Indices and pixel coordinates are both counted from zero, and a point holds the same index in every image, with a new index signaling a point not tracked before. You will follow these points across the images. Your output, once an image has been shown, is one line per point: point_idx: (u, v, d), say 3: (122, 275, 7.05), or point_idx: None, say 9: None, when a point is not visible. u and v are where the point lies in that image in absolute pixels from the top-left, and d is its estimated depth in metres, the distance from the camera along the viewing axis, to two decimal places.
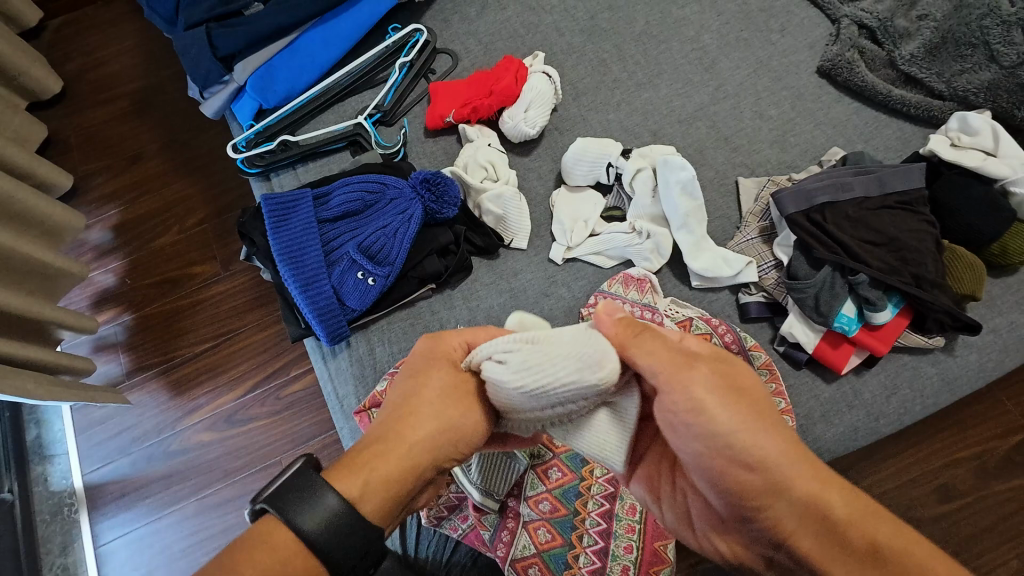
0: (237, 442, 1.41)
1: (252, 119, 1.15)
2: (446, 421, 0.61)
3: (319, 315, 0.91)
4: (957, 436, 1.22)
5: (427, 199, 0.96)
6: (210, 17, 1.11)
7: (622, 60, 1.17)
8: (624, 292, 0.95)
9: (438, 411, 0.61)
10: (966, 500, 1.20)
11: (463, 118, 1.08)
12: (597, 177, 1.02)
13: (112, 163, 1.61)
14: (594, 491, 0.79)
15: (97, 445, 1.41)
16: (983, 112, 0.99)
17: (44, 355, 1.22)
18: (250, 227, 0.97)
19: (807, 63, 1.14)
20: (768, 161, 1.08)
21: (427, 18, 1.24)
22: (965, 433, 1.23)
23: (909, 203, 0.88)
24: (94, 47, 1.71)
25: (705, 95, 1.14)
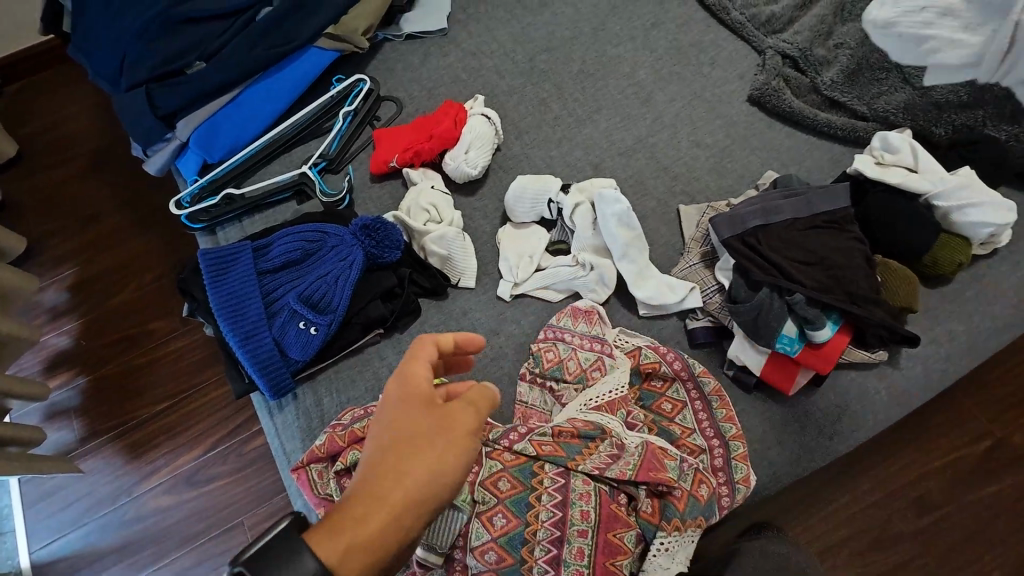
0: (196, 504, 1.35)
1: (197, 174, 1.15)
2: (439, 458, 0.56)
3: (261, 369, 0.89)
4: (927, 446, 1.22)
5: (367, 245, 0.96)
6: (152, 77, 1.12)
7: (562, 98, 1.21)
8: (572, 326, 0.95)
9: (431, 446, 0.57)
10: (945, 511, 1.18)
11: (406, 163, 1.10)
12: (540, 214, 1.03)
13: (67, 223, 1.59)
14: (541, 537, 0.70)
15: (47, 519, 1.34)
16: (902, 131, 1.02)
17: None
18: (191, 283, 0.96)
19: (738, 93, 1.19)
20: (707, 188, 1.10)
21: (371, 69, 1.27)
22: (935, 443, 1.22)
23: (838, 222, 0.89)
24: (47, 110, 1.71)
25: (643, 127, 1.17)
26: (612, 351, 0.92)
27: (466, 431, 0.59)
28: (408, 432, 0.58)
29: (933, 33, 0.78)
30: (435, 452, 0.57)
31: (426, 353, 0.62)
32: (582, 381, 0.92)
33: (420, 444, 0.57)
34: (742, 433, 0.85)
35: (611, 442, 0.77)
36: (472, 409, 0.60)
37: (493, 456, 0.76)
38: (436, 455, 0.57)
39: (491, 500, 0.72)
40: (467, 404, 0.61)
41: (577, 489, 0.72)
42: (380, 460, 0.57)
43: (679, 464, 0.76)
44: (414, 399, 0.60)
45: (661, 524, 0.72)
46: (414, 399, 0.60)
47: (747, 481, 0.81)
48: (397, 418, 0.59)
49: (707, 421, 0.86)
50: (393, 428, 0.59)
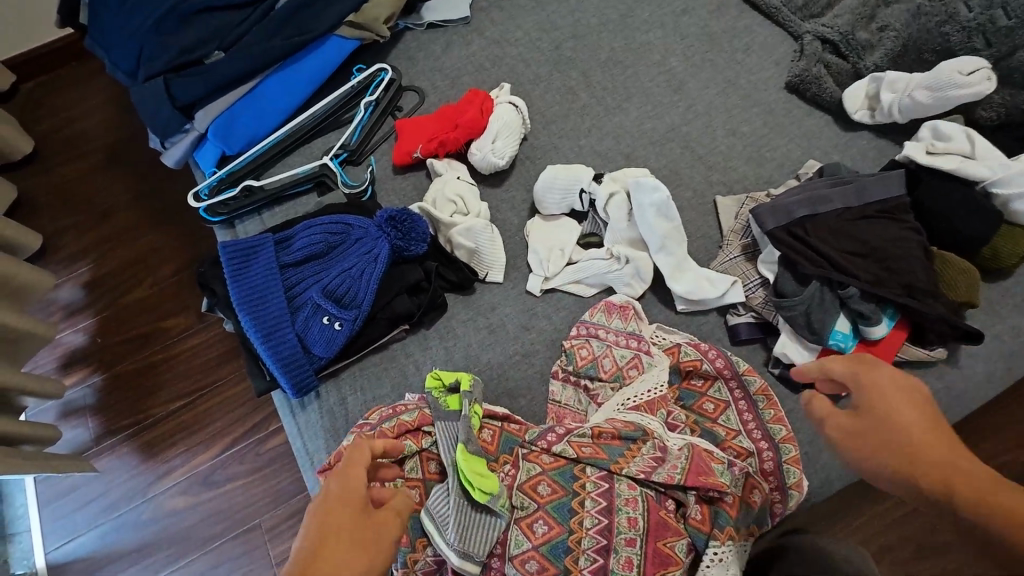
0: (213, 505, 1.32)
1: (215, 166, 1.12)
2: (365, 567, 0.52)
3: (283, 366, 0.86)
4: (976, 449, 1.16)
5: (392, 237, 0.92)
6: (169, 68, 1.09)
7: (590, 87, 1.17)
8: (606, 322, 0.91)
9: (356, 556, 0.52)
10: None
11: (430, 153, 1.06)
12: (571, 205, 0.99)
13: (83, 220, 1.57)
14: (586, 547, 0.65)
15: (64, 518, 1.32)
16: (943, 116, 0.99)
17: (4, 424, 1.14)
18: (210, 276, 0.92)
19: (774, 80, 1.13)
20: (745, 178, 1.06)
21: (393, 58, 1.23)
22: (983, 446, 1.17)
23: (891, 211, 0.84)
24: (63, 106, 1.69)
25: (675, 116, 1.13)
26: (650, 348, 0.88)
27: (390, 541, 0.55)
28: (336, 537, 0.53)
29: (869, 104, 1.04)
30: (359, 561, 0.52)
31: (363, 458, 0.60)
32: (619, 380, 0.88)
33: (347, 554, 0.52)
34: (792, 435, 0.80)
35: (653, 444, 0.73)
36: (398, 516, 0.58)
37: (531, 459, 0.72)
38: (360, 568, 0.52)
39: (532, 505, 0.68)
40: (394, 511, 0.58)
41: (623, 494, 0.68)
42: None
43: (728, 468, 0.72)
44: (349, 502, 0.56)
45: (713, 532, 0.67)
46: (349, 501, 0.56)
47: (800, 487, 0.77)
48: (323, 523, 0.54)
49: (753, 422, 0.81)
50: (320, 532, 0.53)
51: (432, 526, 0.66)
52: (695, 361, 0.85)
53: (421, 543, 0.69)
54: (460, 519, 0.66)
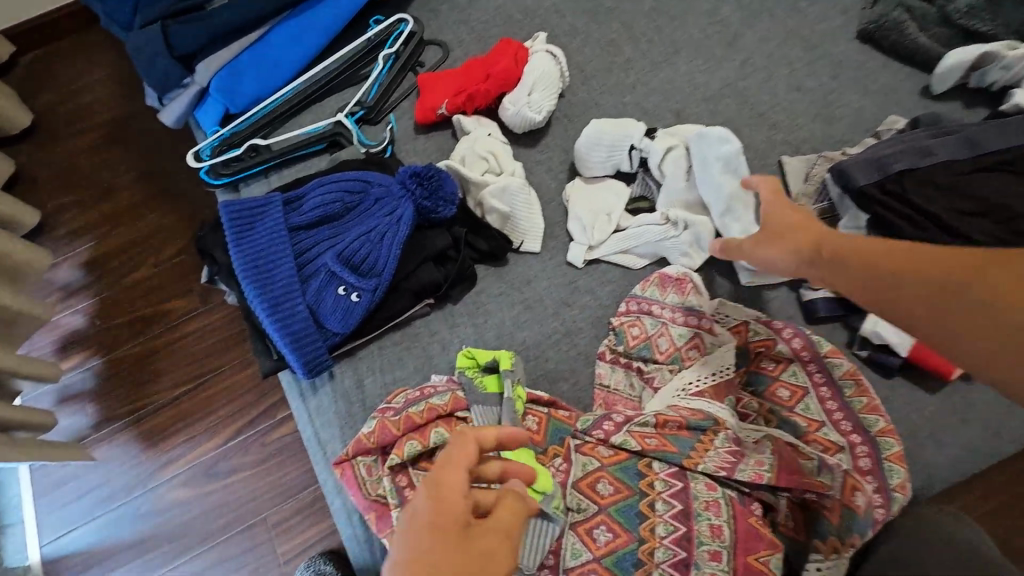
0: (217, 498, 1.22)
1: (218, 125, 1.01)
2: None
3: (294, 342, 0.75)
4: None
5: (418, 196, 0.80)
6: (167, 14, 0.99)
7: (633, 38, 1.04)
8: (660, 296, 0.79)
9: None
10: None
11: (457, 109, 0.94)
12: (617, 164, 0.87)
13: (82, 196, 1.47)
14: (660, 560, 0.54)
15: (58, 511, 1.22)
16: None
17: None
18: (211, 241, 0.82)
19: (845, 29, 1.00)
20: (814, 138, 0.93)
21: (413, 9, 1.11)
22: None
23: (1010, 163, 0.71)
24: (57, 75, 1.59)
25: (731, 70, 1.00)
26: (713, 326, 0.76)
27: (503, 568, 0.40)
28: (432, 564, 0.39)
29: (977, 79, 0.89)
30: None
31: (465, 460, 0.45)
32: (677, 362, 0.75)
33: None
34: (892, 426, 0.68)
35: (727, 437, 0.61)
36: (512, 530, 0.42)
37: (586, 452, 0.61)
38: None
39: (591, 508, 0.57)
40: (506, 523, 0.42)
41: (701, 496, 0.57)
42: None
43: (821, 465, 0.59)
44: (444, 517, 0.41)
45: (813, 543, 0.57)
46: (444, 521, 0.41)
47: (904, 489, 0.64)
48: (417, 548, 0.40)
49: (840, 411, 0.69)
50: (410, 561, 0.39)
51: None
52: (767, 341, 0.74)
53: None
54: None
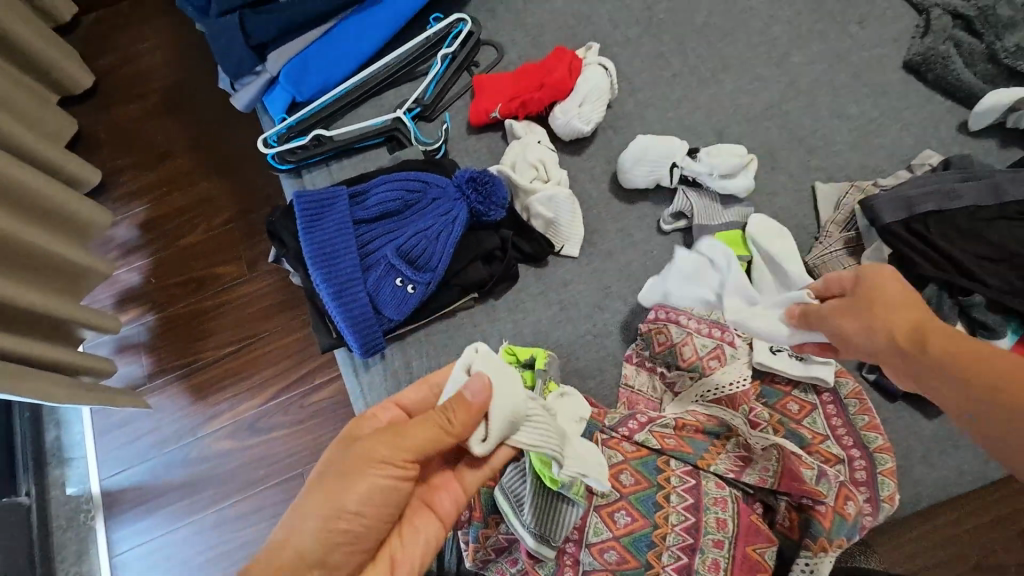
0: (256, 452, 1.34)
1: (285, 112, 1.08)
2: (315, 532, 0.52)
3: (353, 325, 0.83)
4: None
5: (472, 199, 0.88)
6: (244, 4, 1.05)
7: (683, 53, 1.07)
8: (688, 307, 0.86)
9: (323, 485, 0.54)
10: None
11: (509, 114, 1.00)
12: (659, 179, 0.92)
13: (142, 160, 1.56)
14: (670, 544, 0.63)
15: (116, 449, 1.35)
16: None
17: (62, 355, 1.16)
18: (281, 227, 0.90)
19: (892, 58, 1.03)
20: (849, 167, 0.97)
21: (471, 8, 1.14)
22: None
23: None
24: (123, 41, 1.65)
25: (776, 92, 1.03)
26: (734, 339, 0.83)
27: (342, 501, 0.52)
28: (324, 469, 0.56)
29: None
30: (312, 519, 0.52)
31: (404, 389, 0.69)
32: (698, 371, 0.81)
33: (313, 490, 0.54)
34: (888, 444, 0.74)
35: (738, 443, 0.69)
36: (392, 455, 0.54)
37: (612, 446, 0.69)
38: (302, 539, 0.52)
39: (614, 494, 0.65)
40: (373, 457, 0.54)
41: (711, 493, 0.65)
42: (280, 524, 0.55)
43: (819, 474, 0.65)
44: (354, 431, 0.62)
45: (804, 542, 0.64)
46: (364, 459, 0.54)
47: (892, 500, 0.71)
48: (323, 469, 0.57)
49: (843, 427, 0.76)
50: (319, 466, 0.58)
51: (508, 509, 0.63)
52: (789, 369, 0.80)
53: (495, 519, 0.67)
54: (538, 502, 0.63)
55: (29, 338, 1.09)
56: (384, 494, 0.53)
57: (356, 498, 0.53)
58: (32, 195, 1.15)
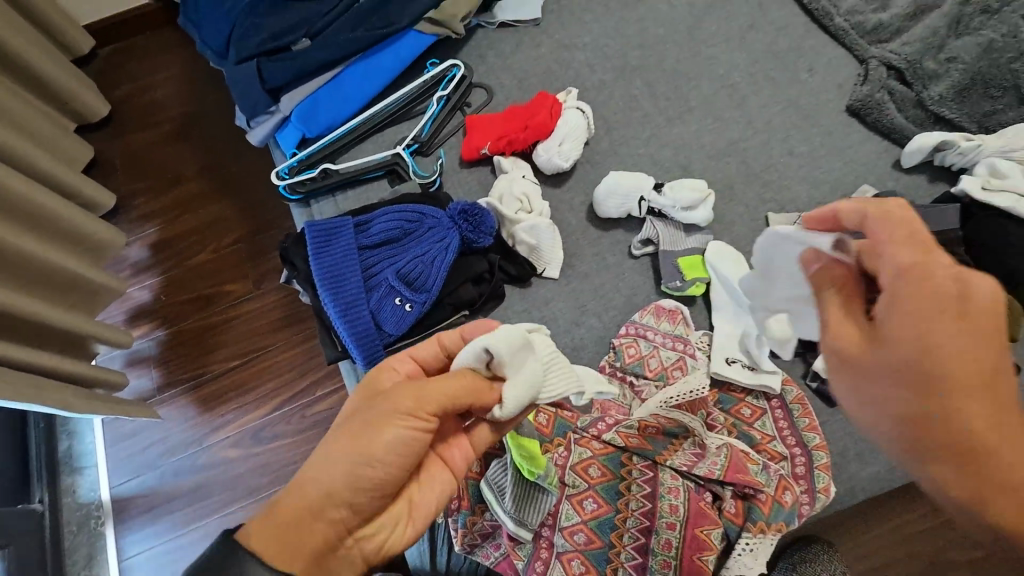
0: (262, 459, 1.42)
1: (295, 147, 1.20)
2: (347, 466, 0.61)
3: (356, 339, 0.94)
4: None
5: (464, 229, 1.00)
6: (261, 52, 1.17)
7: (653, 96, 1.20)
8: (655, 323, 0.97)
9: (355, 432, 0.62)
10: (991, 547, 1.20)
11: (498, 151, 1.12)
12: (629, 210, 1.05)
13: (153, 183, 1.65)
14: (630, 525, 0.74)
15: (126, 458, 1.43)
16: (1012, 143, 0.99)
17: (74, 367, 1.24)
18: (293, 252, 1.01)
19: (836, 102, 1.16)
20: (798, 198, 1.09)
21: (464, 54, 1.27)
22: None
23: (945, 244, 0.89)
24: (137, 72, 1.76)
25: (735, 131, 1.16)
26: (694, 352, 0.94)
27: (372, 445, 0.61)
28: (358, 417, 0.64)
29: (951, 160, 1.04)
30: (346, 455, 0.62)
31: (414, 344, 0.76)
32: (663, 379, 0.93)
33: (344, 436, 0.62)
34: (825, 443, 0.85)
35: (694, 442, 0.79)
36: (417, 409, 0.62)
37: (582, 444, 0.79)
38: (335, 477, 0.61)
39: (582, 485, 0.76)
40: (402, 409, 0.62)
41: (666, 483, 0.75)
42: (312, 461, 0.64)
43: (763, 468, 0.77)
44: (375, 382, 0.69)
45: (746, 525, 0.74)
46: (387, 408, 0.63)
47: (828, 492, 0.81)
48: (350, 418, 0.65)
49: (789, 430, 0.87)
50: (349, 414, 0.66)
51: (491, 496, 0.73)
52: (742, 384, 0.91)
53: (480, 508, 0.78)
54: (516, 491, 0.73)
55: (54, 355, 1.21)
56: (409, 444, 0.62)
57: (383, 449, 0.62)
58: (54, 220, 1.25)
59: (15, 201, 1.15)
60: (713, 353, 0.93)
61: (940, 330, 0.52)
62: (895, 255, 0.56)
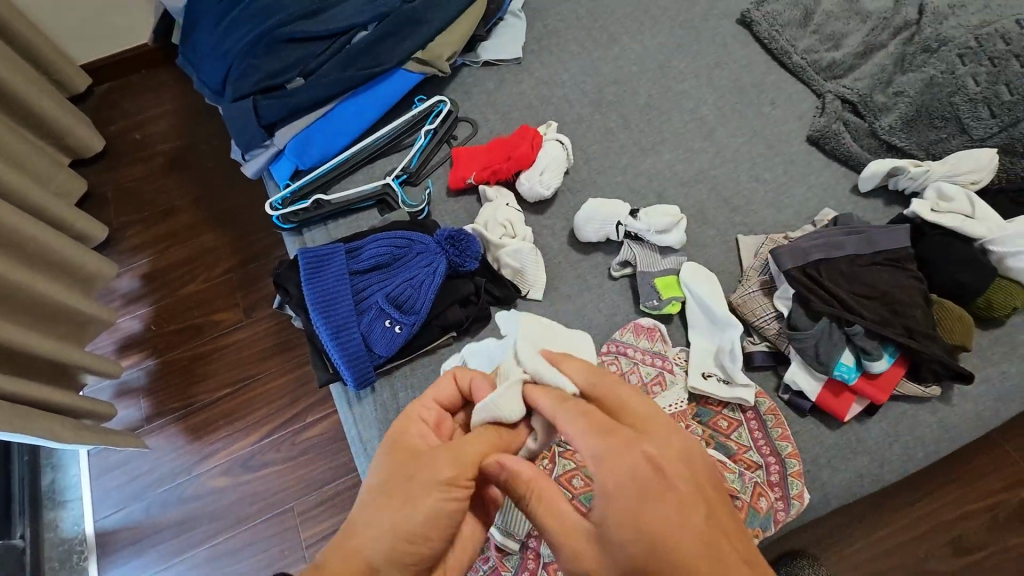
0: (251, 488, 1.41)
1: (289, 179, 1.25)
2: (383, 535, 0.58)
3: (349, 361, 0.97)
4: (955, 494, 1.30)
5: (450, 253, 1.05)
6: (256, 90, 1.24)
7: (628, 129, 1.28)
8: (634, 340, 1.02)
9: (391, 504, 0.60)
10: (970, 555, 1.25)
11: (483, 180, 1.18)
12: (607, 234, 1.11)
13: (146, 216, 1.69)
14: None
15: (110, 490, 1.41)
16: (954, 165, 1.08)
17: (61, 397, 1.25)
18: (286, 278, 1.04)
19: (797, 132, 1.25)
20: (765, 222, 1.16)
21: (450, 91, 1.35)
22: (964, 488, 1.30)
23: (898, 261, 0.96)
24: (131, 109, 1.81)
25: (705, 160, 1.23)
26: (672, 367, 0.99)
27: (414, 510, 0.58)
28: (394, 484, 0.61)
29: (903, 185, 1.11)
30: (386, 522, 0.59)
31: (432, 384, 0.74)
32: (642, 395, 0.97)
33: (381, 507, 0.60)
34: (797, 451, 0.90)
35: None
36: (455, 477, 0.60)
37: None
38: (381, 551, 0.57)
39: None
40: (440, 478, 0.60)
41: None
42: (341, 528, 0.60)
43: (740, 477, 0.87)
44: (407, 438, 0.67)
45: None
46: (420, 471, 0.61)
47: (802, 497, 0.86)
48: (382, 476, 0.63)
49: (764, 441, 0.91)
50: (382, 480, 0.63)
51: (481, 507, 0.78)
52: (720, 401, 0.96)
53: None
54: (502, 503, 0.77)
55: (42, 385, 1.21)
56: (443, 515, 0.59)
57: (423, 523, 0.58)
58: (46, 252, 1.28)
59: (6, 231, 1.17)
60: (691, 368, 0.98)
61: (646, 522, 0.52)
62: (582, 438, 0.58)
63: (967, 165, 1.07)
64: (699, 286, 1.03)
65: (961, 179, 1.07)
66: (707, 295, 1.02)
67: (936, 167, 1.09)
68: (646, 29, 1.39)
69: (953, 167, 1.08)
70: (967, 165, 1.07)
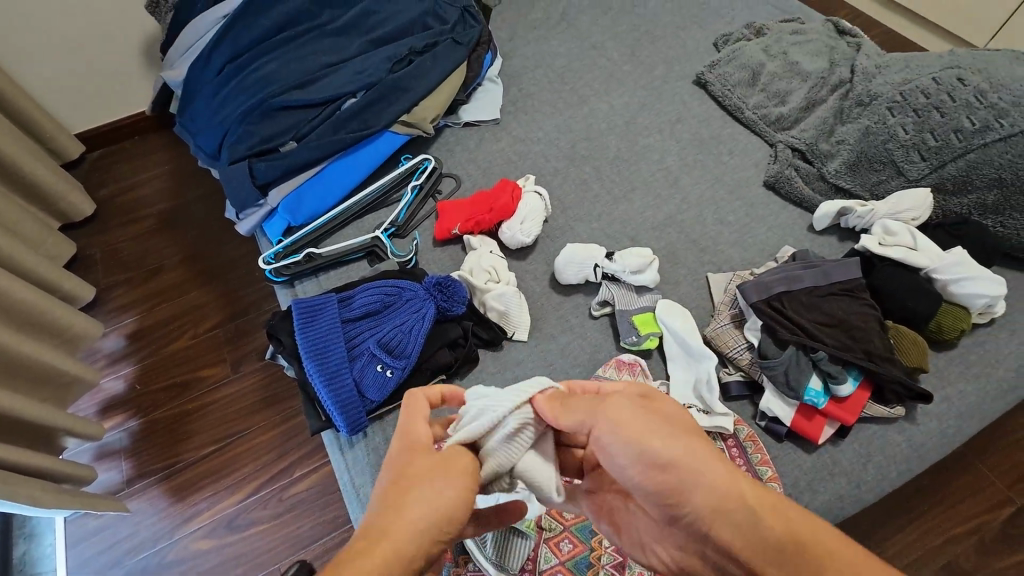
0: (236, 548, 1.37)
1: (281, 235, 1.30)
2: (429, 509, 0.55)
3: (341, 407, 1.00)
4: (941, 518, 1.33)
5: (438, 299, 1.10)
6: (251, 153, 1.31)
7: (601, 179, 1.38)
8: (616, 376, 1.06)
9: (420, 501, 0.55)
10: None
11: (467, 230, 1.25)
12: (586, 276, 1.17)
13: (134, 275, 1.72)
14: (605, 562, 0.81)
15: (86, 560, 1.35)
16: (894, 203, 1.19)
17: (40, 460, 1.23)
18: (279, 327, 1.08)
19: (755, 178, 1.36)
20: (732, 259, 1.25)
21: (434, 149, 1.45)
22: (948, 512, 1.33)
23: (853, 291, 1.05)
24: (123, 172, 1.87)
25: (673, 206, 1.33)
26: None
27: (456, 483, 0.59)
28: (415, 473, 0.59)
29: (853, 222, 1.22)
30: (429, 492, 0.57)
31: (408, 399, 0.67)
32: None
33: (412, 497, 0.56)
34: (776, 475, 0.94)
35: None
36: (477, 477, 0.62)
37: None
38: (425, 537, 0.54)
39: (558, 527, 0.85)
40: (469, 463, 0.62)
41: None
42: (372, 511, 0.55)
43: None
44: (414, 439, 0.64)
45: None
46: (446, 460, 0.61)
47: None
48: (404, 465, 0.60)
49: (746, 466, 0.95)
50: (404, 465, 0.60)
51: (474, 544, 0.79)
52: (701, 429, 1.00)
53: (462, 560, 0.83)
54: (495, 537, 0.80)
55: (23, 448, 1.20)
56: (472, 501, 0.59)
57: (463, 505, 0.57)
58: (33, 313, 1.30)
59: None
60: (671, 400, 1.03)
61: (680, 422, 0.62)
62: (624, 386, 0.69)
63: (908, 204, 1.18)
64: (676, 322, 1.09)
65: (903, 217, 1.18)
66: (686, 330, 1.08)
67: (881, 206, 1.19)
68: (612, 90, 1.53)
69: (895, 206, 1.19)
70: (908, 204, 1.18)
